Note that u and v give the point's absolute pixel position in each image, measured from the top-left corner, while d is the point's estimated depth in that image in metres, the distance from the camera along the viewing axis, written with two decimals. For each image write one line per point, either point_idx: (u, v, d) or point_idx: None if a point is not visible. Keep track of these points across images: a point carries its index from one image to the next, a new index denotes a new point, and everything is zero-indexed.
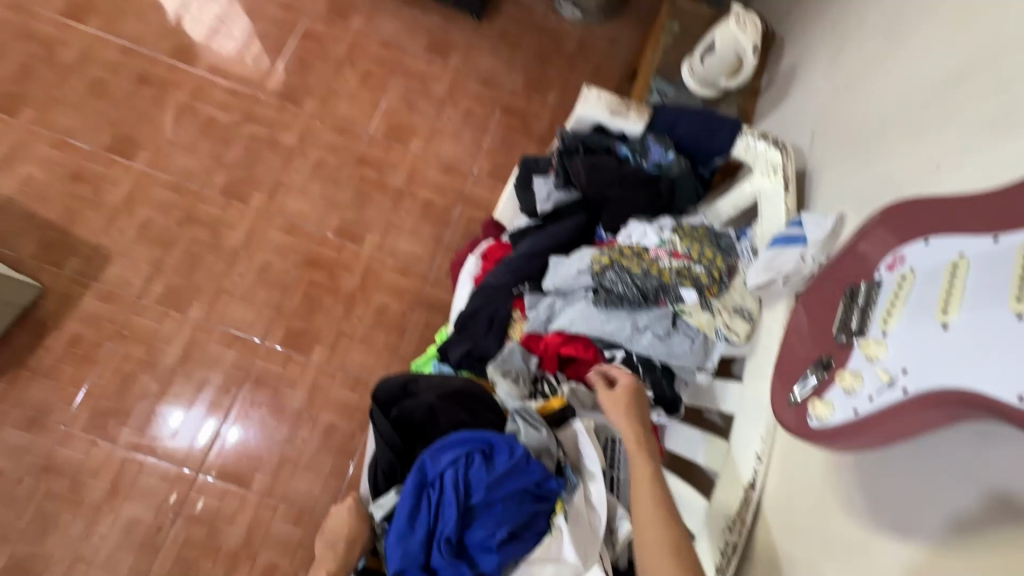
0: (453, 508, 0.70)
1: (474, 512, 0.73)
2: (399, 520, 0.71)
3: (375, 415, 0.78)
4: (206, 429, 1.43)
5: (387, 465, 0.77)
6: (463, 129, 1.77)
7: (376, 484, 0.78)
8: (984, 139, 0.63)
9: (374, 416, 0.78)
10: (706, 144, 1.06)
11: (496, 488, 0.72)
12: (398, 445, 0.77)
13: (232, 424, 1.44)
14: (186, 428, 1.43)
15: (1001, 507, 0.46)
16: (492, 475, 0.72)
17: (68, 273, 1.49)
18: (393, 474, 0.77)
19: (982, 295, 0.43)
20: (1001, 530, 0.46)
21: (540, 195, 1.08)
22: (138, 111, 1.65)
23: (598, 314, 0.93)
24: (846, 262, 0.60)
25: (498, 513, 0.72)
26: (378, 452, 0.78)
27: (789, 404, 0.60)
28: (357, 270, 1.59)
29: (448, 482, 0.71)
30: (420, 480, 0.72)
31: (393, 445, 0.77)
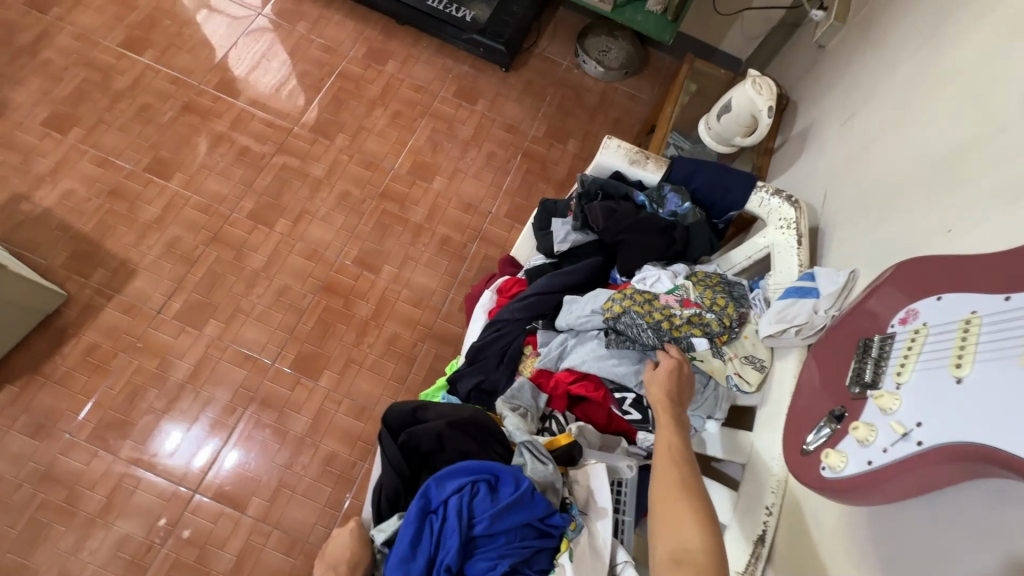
0: (454, 538, 0.69)
1: (475, 543, 0.72)
2: (400, 545, 0.70)
3: (384, 438, 0.79)
4: (206, 450, 1.42)
5: (391, 490, 0.77)
6: (485, 171, 1.84)
7: (378, 509, 0.77)
8: (997, 207, 0.65)
9: (382, 438, 0.79)
10: (720, 197, 1.09)
11: (500, 520, 0.71)
12: (404, 470, 0.78)
13: (232, 448, 1.43)
14: (184, 448, 1.42)
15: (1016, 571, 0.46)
16: (496, 507, 0.71)
17: (93, 284, 1.54)
18: (396, 500, 0.77)
19: (994, 351, 0.43)
20: None
21: (557, 235, 1.10)
22: (179, 136, 1.74)
23: (610, 355, 0.94)
24: (859, 315, 0.61)
25: (500, 546, 0.71)
26: (384, 477, 0.78)
27: (801, 454, 0.60)
28: (372, 299, 1.62)
29: (452, 510, 0.71)
30: (424, 506, 0.72)
31: (399, 470, 0.77)
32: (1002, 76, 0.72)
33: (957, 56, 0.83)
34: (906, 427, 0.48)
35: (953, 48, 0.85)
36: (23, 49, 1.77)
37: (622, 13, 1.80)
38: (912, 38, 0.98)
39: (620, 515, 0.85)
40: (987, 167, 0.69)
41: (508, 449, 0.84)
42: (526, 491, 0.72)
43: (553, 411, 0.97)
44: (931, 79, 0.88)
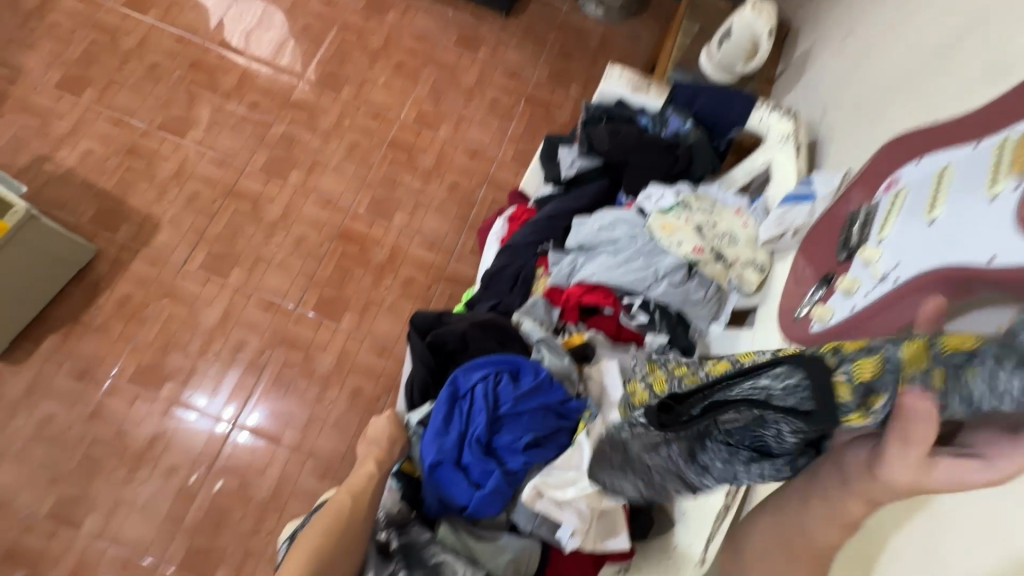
0: (481, 414, 0.84)
1: (500, 421, 0.86)
2: (436, 422, 0.85)
3: (414, 338, 0.93)
4: (227, 415, 1.49)
5: (422, 379, 0.92)
6: (489, 118, 1.86)
7: (414, 397, 0.93)
8: (983, 89, 0.67)
9: (413, 340, 0.94)
10: (722, 117, 1.12)
11: (519, 401, 0.85)
12: (433, 365, 0.92)
13: (252, 411, 1.50)
14: (205, 415, 1.49)
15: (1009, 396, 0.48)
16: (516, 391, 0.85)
17: (120, 239, 1.61)
18: (427, 389, 0.92)
19: (961, 189, 0.48)
20: None
21: (564, 163, 1.16)
22: (189, 94, 1.78)
23: (618, 264, 0.98)
24: (850, 195, 0.67)
25: (521, 423, 0.85)
26: (416, 372, 0.93)
27: (794, 319, 0.67)
28: (387, 245, 1.68)
29: (478, 393, 0.85)
30: (454, 391, 0.87)
31: (428, 364, 0.92)
32: None
33: None
34: (885, 271, 0.54)
35: None
36: (30, 13, 1.80)
37: None
38: None
39: None
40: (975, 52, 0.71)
41: (526, 348, 0.95)
42: (542, 377, 0.85)
43: (564, 322, 1.02)
44: None
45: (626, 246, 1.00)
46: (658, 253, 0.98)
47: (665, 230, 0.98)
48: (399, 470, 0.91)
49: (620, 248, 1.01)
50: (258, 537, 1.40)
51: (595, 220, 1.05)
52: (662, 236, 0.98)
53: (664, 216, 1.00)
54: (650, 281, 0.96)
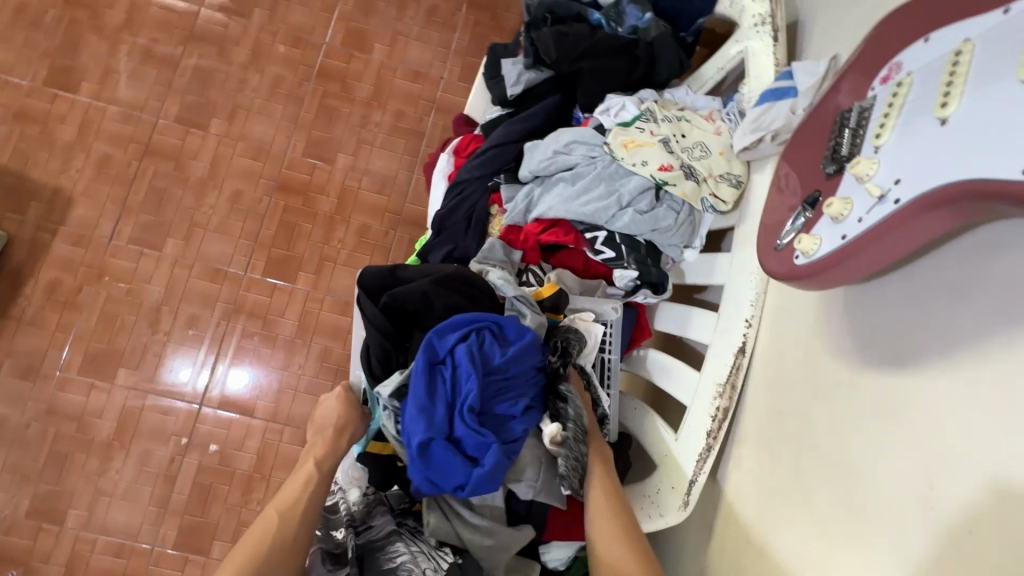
0: (471, 380, 0.72)
1: (490, 386, 0.75)
2: (417, 395, 0.71)
3: (364, 302, 0.79)
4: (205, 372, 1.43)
5: (379, 348, 0.79)
6: (428, 30, 1.63)
7: (371, 368, 0.80)
8: None
9: (363, 302, 0.80)
10: (686, 3, 0.96)
11: (513, 360, 0.76)
12: (390, 330, 0.79)
13: (231, 367, 1.44)
14: (200, 381, 1.43)
15: (996, 312, 0.44)
16: (507, 350, 0.76)
17: (32, 220, 1.43)
18: (387, 359, 0.80)
19: (985, 74, 0.37)
20: (992, 341, 0.44)
21: (509, 79, 0.99)
22: (71, 38, 1.51)
23: (577, 195, 0.87)
24: (837, 92, 0.55)
25: (516, 385, 0.77)
26: (370, 339, 0.80)
27: (774, 250, 0.57)
28: (333, 191, 1.53)
29: (463, 357, 0.72)
30: (432, 358, 0.74)
31: (384, 330, 0.79)
32: None
33: None
34: (883, 188, 0.43)
35: None
36: None
37: None
38: None
39: (605, 354, 0.90)
40: None
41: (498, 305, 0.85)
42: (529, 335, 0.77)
43: (528, 264, 0.93)
44: None
45: (586, 169, 0.88)
46: (622, 176, 0.86)
47: (627, 148, 0.85)
48: (365, 453, 0.85)
49: (579, 173, 0.88)
50: (248, 509, 1.38)
51: (552, 142, 0.91)
52: (625, 154, 0.85)
53: (626, 132, 0.87)
54: (613, 211, 0.85)
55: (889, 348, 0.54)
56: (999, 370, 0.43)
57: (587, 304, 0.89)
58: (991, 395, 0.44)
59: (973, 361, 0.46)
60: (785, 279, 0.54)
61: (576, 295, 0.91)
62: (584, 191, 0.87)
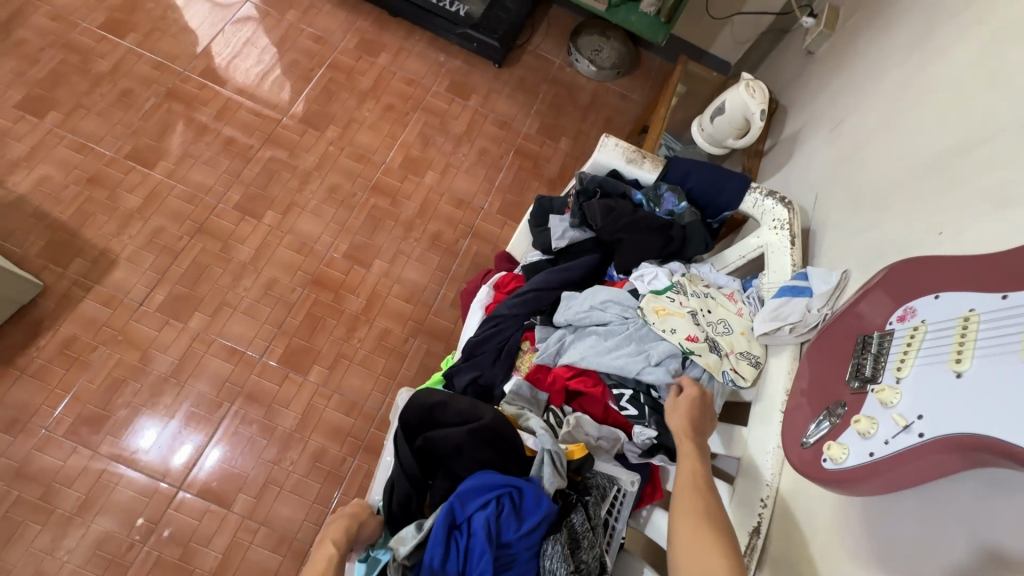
0: (484, 558, 0.71)
1: (500, 561, 0.75)
2: (430, 569, 0.71)
3: (400, 442, 0.81)
4: (184, 450, 1.39)
5: (402, 490, 0.80)
6: (477, 166, 1.83)
7: (390, 509, 0.80)
8: (989, 210, 0.67)
9: (398, 442, 0.82)
10: (714, 198, 1.11)
11: (528, 536, 0.75)
12: (416, 475, 0.80)
13: (215, 445, 1.40)
14: (157, 447, 1.38)
15: (1014, 553, 0.48)
16: (524, 524, 0.75)
17: (70, 275, 1.48)
18: (407, 503, 0.80)
19: (994, 347, 0.46)
20: None
21: (555, 232, 1.11)
22: (162, 123, 1.69)
23: (609, 349, 0.95)
24: (852, 316, 0.64)
25: (523, 559, 0.76)
26: (395, 480, 0.81)
27: (800, 446, 0.62)
28: (363, 293, 1.60)
29: (479, 533, 0.72)
30: (449, 524, 0.74)
31: (411, 475, 0.80)
32: (988, 84, 0.75)
33: (947, 64, 0.86)
34: (908, 419, 0.50)
35: (939, 61, 0.88)
36: None
37: (616, 13, 1.84)
38: (899, 50, 1.02)
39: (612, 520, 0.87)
40: (977, 172, 0.71)
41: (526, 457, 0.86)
42: (547, 509, 0.76)
43: (551, 406, 0.97)
44: (916, 92, 0.91)
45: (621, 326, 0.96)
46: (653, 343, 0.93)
47: (658, 314, 0.94)
48: None
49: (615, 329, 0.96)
50: None
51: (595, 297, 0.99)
52: (656, 319, 0.94)
53: (658, 300, 0.96)
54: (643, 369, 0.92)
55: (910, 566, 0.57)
56: None
57: (604, 468, 0.89)
58: None
59: None
60: (813, 479, 0.58)
61: (601, 458, 0.91)
62: (615, 347, 0.94)
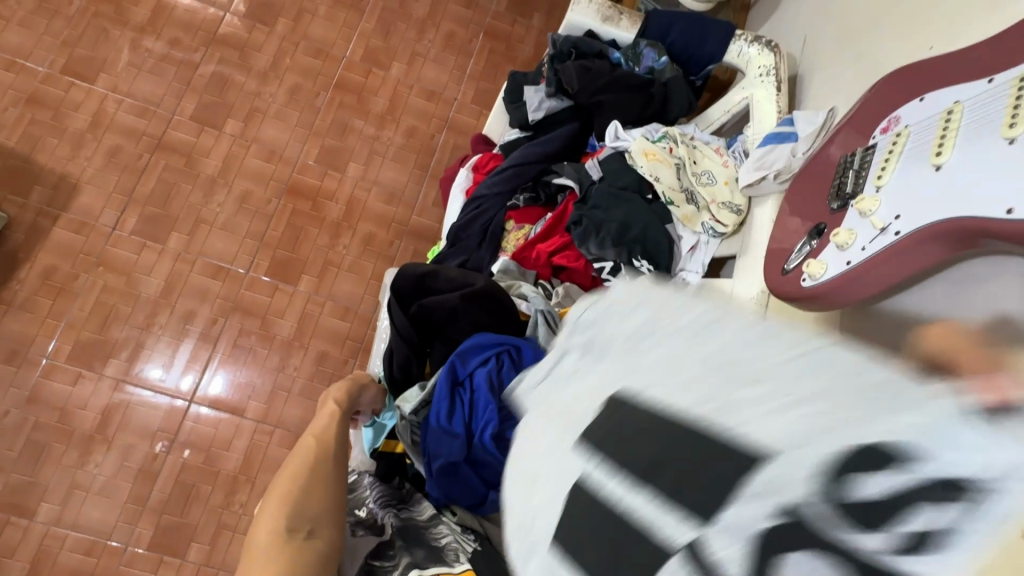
0: (488, 408, 0.77)
1: None
2: (439, 418, 0.78)
3: (395, 310, 0.85)
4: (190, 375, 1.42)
5: (404, 354, 0.85)
6: (445, 54, 1.70)
7: (392, 374, 0.86)
8: (978, 12, 0.63)
9: (394, 310, 0.85)
10: (699, 50, 1.04)
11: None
12: (413, 339, 0.85)
13: (213, 380, 1.42)
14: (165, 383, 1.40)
15: None
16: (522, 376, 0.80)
17: (34, 204, 1.43)
18: (408, 367, 0.86)
19: (971, 132, 0.46)
20: None
21: (531, 105, 1.06)
22: (94, 30, 1.54)
23: (599, 208, 0.91)
24: (814, 170, 0.65)
25: None
26: (395, 346, 0.86)
27: (781, 274, 0.63)
28: (342, 199, 1.56)
29: (480, 382, 0.78)
30: (453, 380, 0.80)
31: (407, 338, 0.85)
32: None
33: None
34: (885, 222, 0.51)
35: None
36: None
37: None
38: None
39: None
40: None
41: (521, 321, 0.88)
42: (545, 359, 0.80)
43: (539, 280, 0.97)
44: None
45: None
46: None
47: (647, 158, 0.91)
48: (377, 452, 0.83)
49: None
50: (230, 511, 1.36)
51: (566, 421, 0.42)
52: (645, 164, 0.91)
53: (649, 144, 0.93)
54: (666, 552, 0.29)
55: None
56: None
57: None
58: None
59: None
60: (789, 300, 0.60)
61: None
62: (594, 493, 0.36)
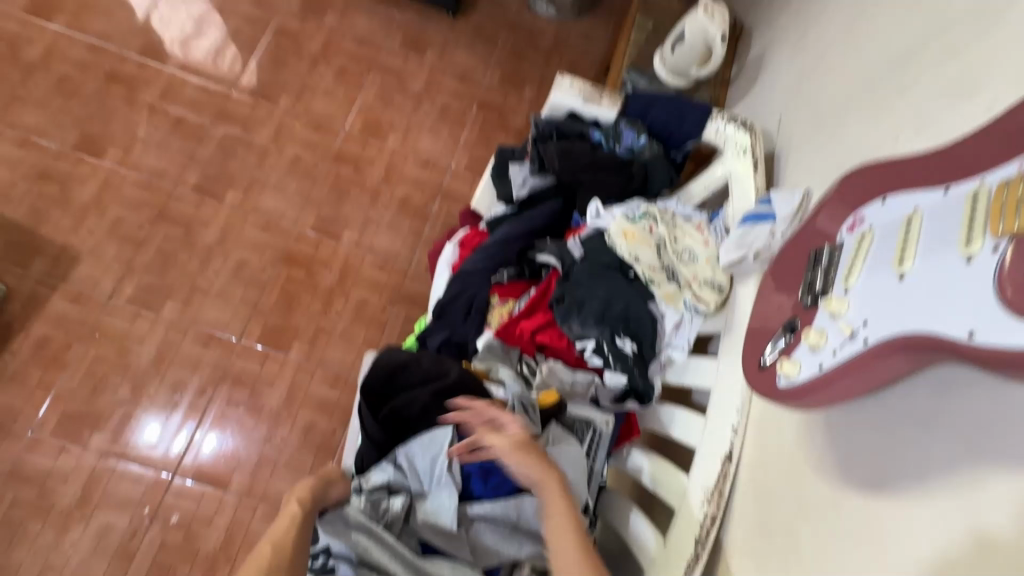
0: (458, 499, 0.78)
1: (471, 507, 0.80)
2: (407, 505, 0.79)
3: (364, 413, 0.83)
4: (182, 438, 1.40)
5: (373, 458, 0.84)
6: (440, 125, 1.77)
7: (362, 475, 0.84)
8: (944, 106, 0.64)
9: (363, 412, 0.84)
10: (677, 129, 1.07)
11: (495, 491, 0.81)
12: (383, 442, 0.83)
13: (208, 445, 1.39)
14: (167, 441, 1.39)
15: (967, 446, 0.48)
16: (489, 480, 0.81)
17: (34, 275, 1.45)
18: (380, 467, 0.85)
19: (933, 244, 0.46)
20: (977, 468, 0.47)
21: (516, 181, 1.08)
22: (107, 108, 1.62)
23: (580, 287, 0.92)
24: (806, 237, 0.64)
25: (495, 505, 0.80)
26: (364, 450, 0.84)
27: (759, 368, 0.63)
28: (336, 266, 1.58)
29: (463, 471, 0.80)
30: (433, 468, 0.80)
31: (378, 442, 0.83)
32: None
33: None
34: (854, 327, 0.51)
35: None
36: None
37: None
38: None
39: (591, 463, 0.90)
40: (934, 68, 0.68)
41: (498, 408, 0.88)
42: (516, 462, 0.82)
43: (523, 356, 0.97)
44: None
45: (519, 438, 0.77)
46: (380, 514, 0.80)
47: (626, 239, 0.93)
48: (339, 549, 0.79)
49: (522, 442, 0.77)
50: None
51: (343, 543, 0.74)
52: (624, 244, 0.92)
53: (629, 224, 0.94)
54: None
55: (869, 469, 0.57)
56: (974, 484, 0.47)
57: (580, 411, 0.90)
58: (952, 520, 0.47)
59: (944, 495, 0.49)
60: (771, 400, 0.60)
61: (576, 401, 0.92)
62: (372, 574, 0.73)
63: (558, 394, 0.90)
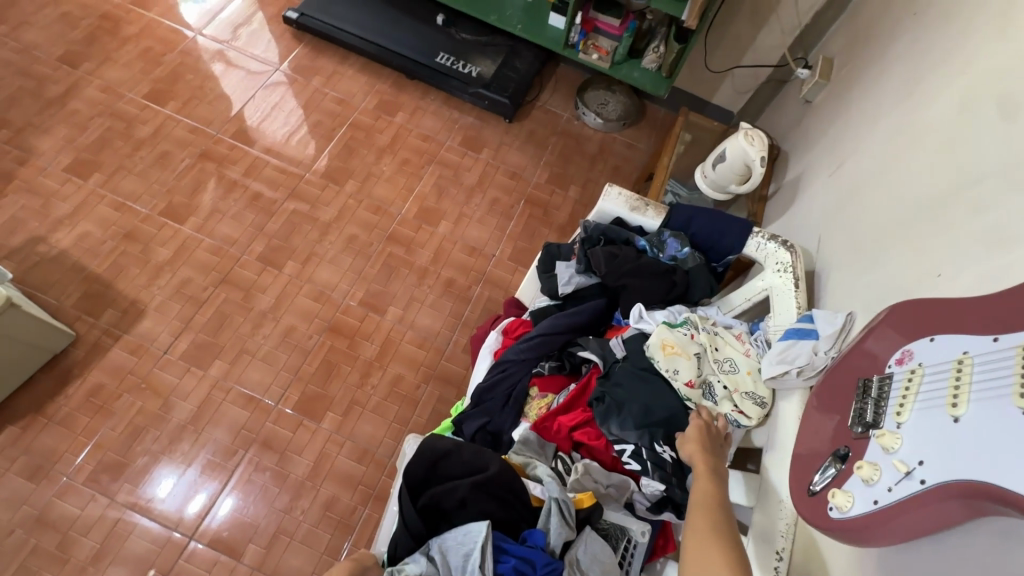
0: None
1: None
2: None
3: (405, 501, 0.85)
4: (199, 498, 1.39)
5: (407, 548, 0.83)
6: (489, 216, 1.89)
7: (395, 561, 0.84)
8: (982, 253, 0.68)
9: (403, 498, 0.85)
10: (717, 243, 1.13)
11: None
12: (420, 532, 0.83)
13: (222, 510, 1.39)
14: (173, 496, 1.39)
15: None
16: None
17: (102, 325, 1.56)
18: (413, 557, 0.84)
19: (987, 391, 0.47)
20: None
21: (562, 278, 1.12)
22: (195, 181, 1.81)
23: (620, 388, 0.94)
24: (854, 360, 0.66)
25: None
26: (399, 537, 0.84)
27: (808, 493, 0.63)
28: (377, 339, 1.64)
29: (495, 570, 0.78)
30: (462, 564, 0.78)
31: (414, 531, 0.83)
32: (977, 124, 0.78)
33: (936, 108, 0.89)
34: (909, 465, 0.51)
35: (930, 105, 0.91)
36: (53, 100, 1.87)
37: (619, 70, 1.94)
38: (893, 95, 1.05)
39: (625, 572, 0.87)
40: (968, 216, 0.73)
41: (534, 506, 0.88)
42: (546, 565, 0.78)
43: (559, 453, 0.97)
44: (909, 136, 0.94)
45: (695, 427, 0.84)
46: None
47: (665, 351, 0.94)
48: None
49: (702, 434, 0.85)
50: None
51: None
52: (662, 357, 0.94)
53: (669, 332, 0.97)
54: None
55: None
56: None
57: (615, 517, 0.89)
58: None
59: None
60: (822, 530, 0.58)
61: (610, 506, 0.90)
62: None
63: (594, 496, 0.87)
